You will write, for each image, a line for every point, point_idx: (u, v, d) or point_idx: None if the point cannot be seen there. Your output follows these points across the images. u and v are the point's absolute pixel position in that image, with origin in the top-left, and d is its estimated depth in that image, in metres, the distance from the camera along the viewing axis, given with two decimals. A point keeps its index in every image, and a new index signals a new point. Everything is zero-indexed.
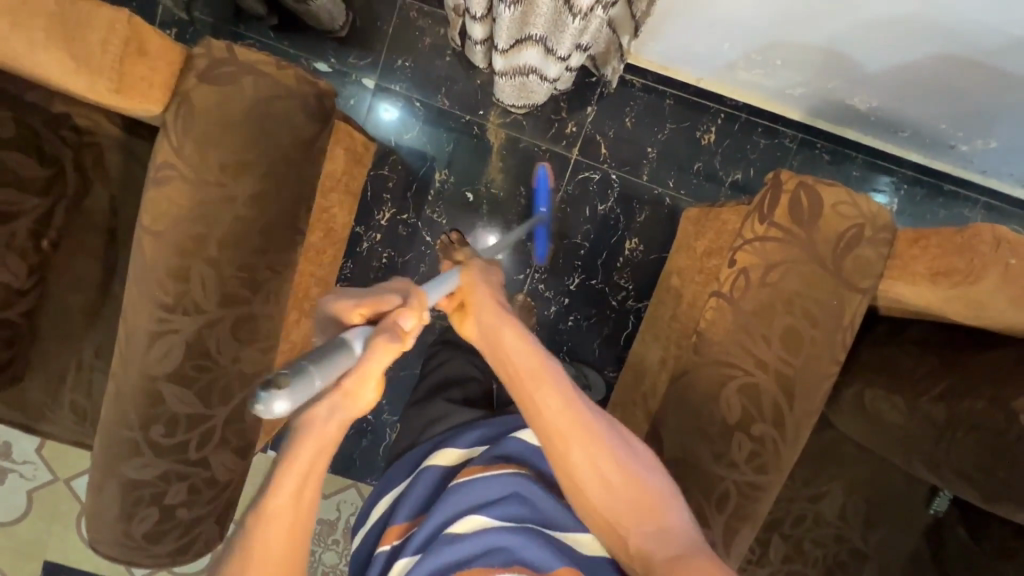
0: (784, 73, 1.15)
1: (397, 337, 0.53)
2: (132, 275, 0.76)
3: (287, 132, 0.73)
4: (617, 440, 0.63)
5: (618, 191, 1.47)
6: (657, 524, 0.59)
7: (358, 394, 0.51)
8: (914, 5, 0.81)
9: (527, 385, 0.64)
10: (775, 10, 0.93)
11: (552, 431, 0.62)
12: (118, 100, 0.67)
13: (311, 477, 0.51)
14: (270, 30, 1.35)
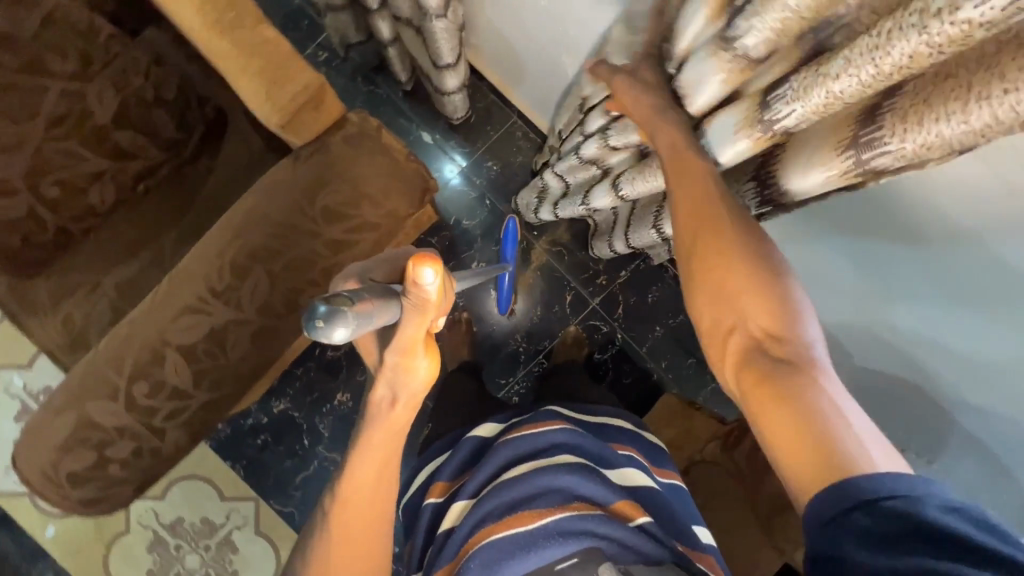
0: None
1: (419, 307, 0.47)
2: (200, 251, 0.86)
3: (385, 206, 0.86)
4: (748, 226, 0.54)
5: (616, 349, 1.60)
6: (760, 314, 0.51)
7: (410, 365, 0.51)
8: (905, 338, 0.97)
9: (709, 222, 0.54)
10: (798, 283, 1.11)
11: (721, 266, 0.53)
12: (277, 130, 0.78)
13: (388, 458, 0.58)
14: (401, 92, 1.56)
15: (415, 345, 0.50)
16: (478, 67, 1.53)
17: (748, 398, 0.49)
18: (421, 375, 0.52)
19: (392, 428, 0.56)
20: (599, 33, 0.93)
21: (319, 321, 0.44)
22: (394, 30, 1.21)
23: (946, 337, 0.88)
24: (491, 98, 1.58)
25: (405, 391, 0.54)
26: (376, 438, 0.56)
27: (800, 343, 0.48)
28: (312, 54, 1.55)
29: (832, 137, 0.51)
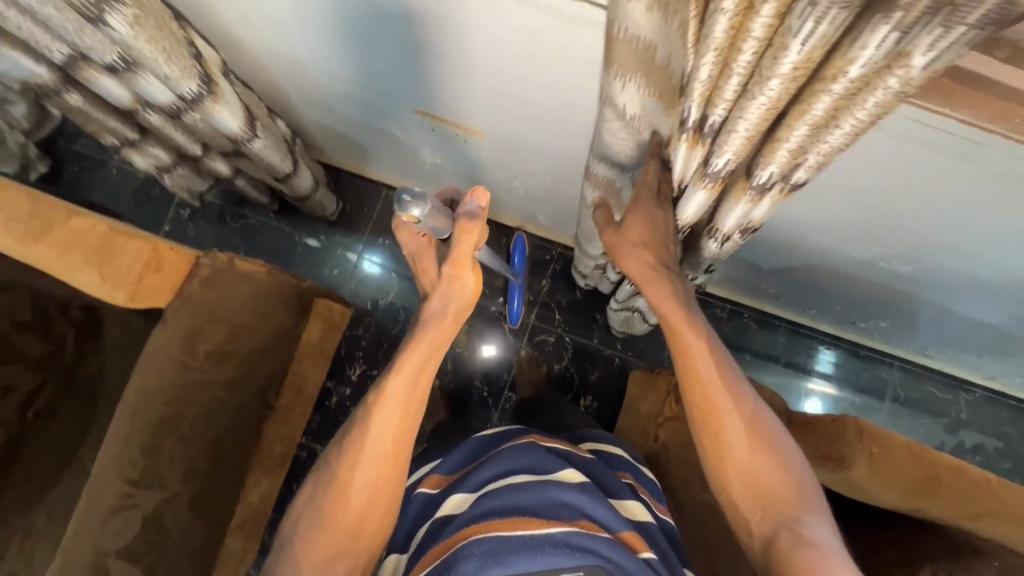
0: None
1: (477, 219, 0.71)
2: (104, 448, 0.82)
3: (268, 326, 0.89)
4: (760, 420, 0.66)
5: (572, 352, 1.61)
6: (782, 501, 0.63)
7: (462, 278, 0.75)
8: (783, 233, 1.02)
9: (713, 413, 0.66)
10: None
11: (726, 458, 0.65)
12: (128, 306, 0.79)
13: (421, 373, 0.71)
14: (272, 214, 1.59)
15: (463, 262, 0.74)
16: (330, 160, 1.57)
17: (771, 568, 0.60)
18: (468, 284, 0.75)
19: (436, 343, 0.73)
20: (399, 91, 0.98)
21: (407, 197, 0.69)
22: (231, 165, 1.25)
23: (807, 218, 0.94)
24: (356, 183, 1.62)
25: (456, 303, 0.76)
26: (427, 344, 0.72)
27: (820, 535, 0.60)
28: (173, 213, 1.57)
29: (778, 172, 0.57)
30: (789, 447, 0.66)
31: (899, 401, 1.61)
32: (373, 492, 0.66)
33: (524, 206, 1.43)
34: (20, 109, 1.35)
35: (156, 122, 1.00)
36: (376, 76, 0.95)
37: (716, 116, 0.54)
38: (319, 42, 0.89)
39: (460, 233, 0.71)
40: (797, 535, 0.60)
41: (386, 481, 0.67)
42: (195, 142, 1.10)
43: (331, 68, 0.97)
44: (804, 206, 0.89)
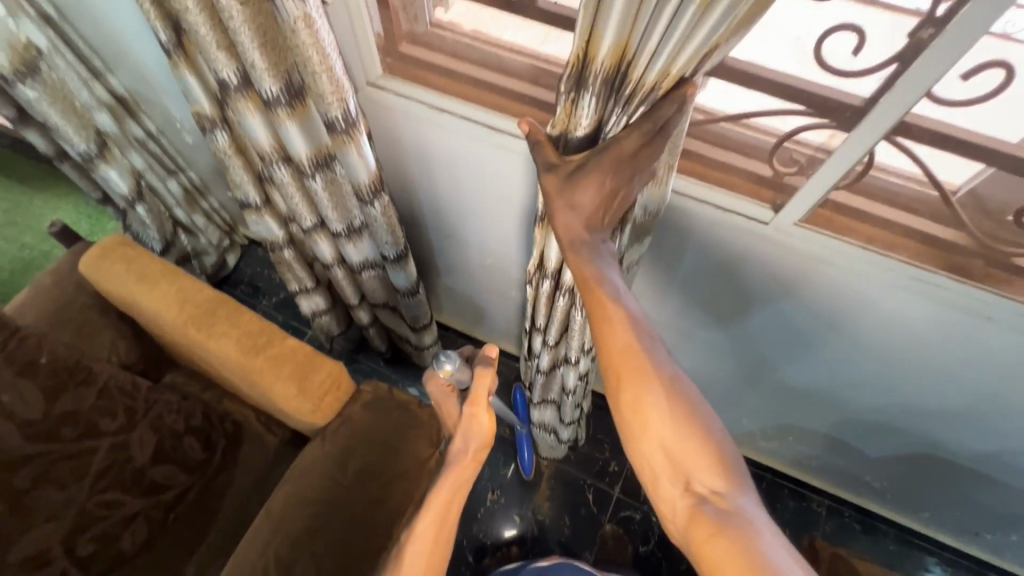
0: (797, 445, 1.34)
1: (489, 365, 0.87)
2: (240, 558, 0.85)
3: (409, 454, 0.96)
4: (674, 385, 0.62)
5: (659, 535, 1.52)
6: (698, 470, 0.59)
7: (478, 419, 0.86)
8: (892, 416, 1.05)
9: (626, 389, 0.62)
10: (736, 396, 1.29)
11: (639, 436, 0.62)
12: (309, 416, 0.91)
13: (445, 510, 0.82)
14: (382, 360, 1.76)
15: (479, 401, 0.86)
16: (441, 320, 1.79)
17: (690, 539, 0.58)
18: (483, 424, 0.85)
19: (457, 478, 0.84)
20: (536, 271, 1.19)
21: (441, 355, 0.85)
22: (372, 314, 1.46)
23: (916, 402, 0.97)
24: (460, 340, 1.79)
25: (473, 443, 0.85)
26: (449, 482, 0.83)
27: (737, 508, 0.57)
28: None
29: None
30: (706, 412, 0.62)
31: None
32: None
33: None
34: (212, 259, 1.70)
35: (339, 274, 1.24)
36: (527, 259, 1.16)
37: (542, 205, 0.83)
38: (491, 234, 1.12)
39: (475, 377, 0.86)
40: (722, 509, 0.56)
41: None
42: (357, 292, 1.33)
43: (484, 251, 1.21)
44: (905, 390, 0.96)
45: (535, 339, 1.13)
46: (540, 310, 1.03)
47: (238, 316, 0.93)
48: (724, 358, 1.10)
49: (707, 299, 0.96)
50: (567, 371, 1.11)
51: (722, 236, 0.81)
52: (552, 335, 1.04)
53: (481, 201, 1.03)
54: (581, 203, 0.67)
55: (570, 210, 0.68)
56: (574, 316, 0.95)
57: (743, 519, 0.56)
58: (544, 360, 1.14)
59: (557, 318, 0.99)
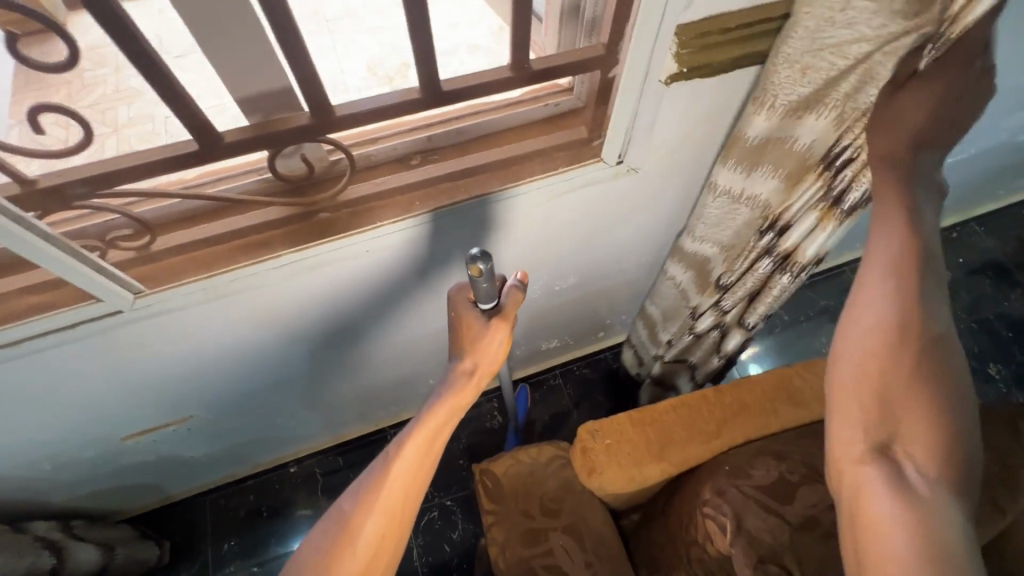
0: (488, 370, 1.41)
1: (518, 285, 0.72)
2: None
3: None
4: (935, 349, 0.54)
5: (461, 509, 1.53)
6: (906, 429, 0.51)
7: (486, 348, 0.70)
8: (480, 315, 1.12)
9: (891, 315, 0.55)
10: (403, 376, 1.31)
11: (870, 370, 0.55)
12: None
13: (433, 443, 0.69)
14: None
15: (501, 328, 0.70)
16: (136, 511, 1.49)
17: (853, 497, 0.51)
18: (494, 353, 0.71)
19: (453, 407, 0.70)
20: (97, 436, 1.01)
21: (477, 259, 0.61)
22: None
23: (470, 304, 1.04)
24: (175, 510, 1.53)
25: (484, 367, 0.71)
26: (447, 407, 0.69)
27: (931, 481, 0.48)
28: None
29: (845, 184, 0.70)
30: (957, 389, 0.53)
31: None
32: (380, 545, 0.65)
33: (321, 426, 1.45)
34: None
35: None
36: (628, 254, 1.09)
37: (853, 148, 0.67)
38: (639, 229, 1.01)
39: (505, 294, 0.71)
40: (910, 487, 0.48)
41: (392, 535, 0.66)
42: None
43: (24, 460, 1.00)
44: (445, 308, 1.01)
45: (705, 310, 1.00)
46: (735, 278, 0.91)
47: None
48: (335, 373, 1.12)
49: (202, 364, 0.88)
50: (732, 334, 1.04)
51: (138, 325, 0.70)
52: (732, 304, 0.95)
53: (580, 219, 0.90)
54: (904, 120, 0.58)
55: (919, 99, 0.58)
56: (776, 283, 0.88)
57: (907, 505, 0.47)
58: (702, 327, 1.03)
59: (754, 283, 0.89)
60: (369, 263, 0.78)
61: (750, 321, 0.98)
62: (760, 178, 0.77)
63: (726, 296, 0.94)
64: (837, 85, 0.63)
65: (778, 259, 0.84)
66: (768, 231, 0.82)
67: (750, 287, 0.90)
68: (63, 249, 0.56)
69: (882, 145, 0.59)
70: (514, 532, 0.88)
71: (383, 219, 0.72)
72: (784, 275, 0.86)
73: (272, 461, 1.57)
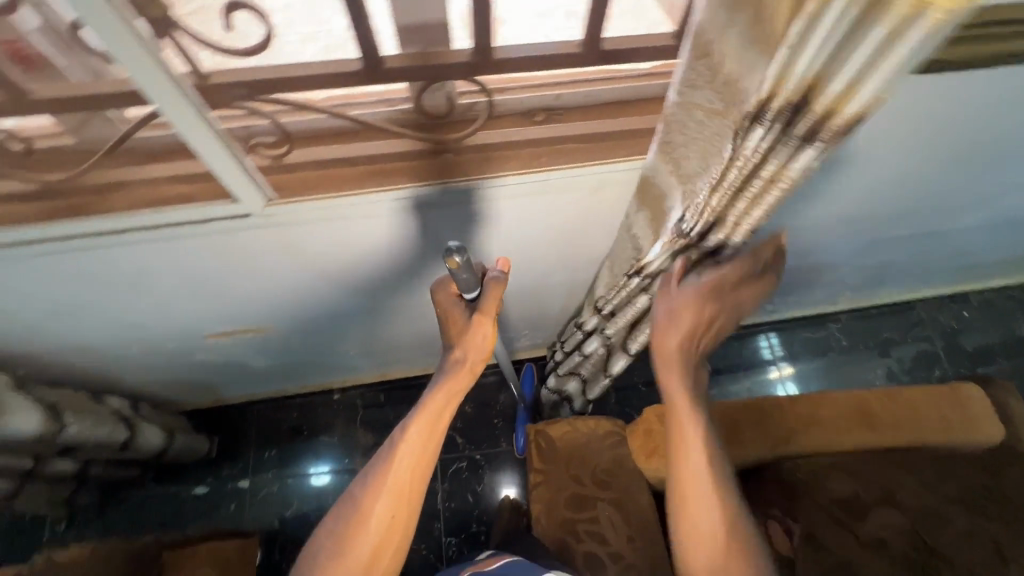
0: (532, 335, 1.40)
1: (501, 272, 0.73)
2: None
3: None
4: (724, 490, 0.66)
5: (488, 465, 1.58)
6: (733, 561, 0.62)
7: (479, 334, 0.73)
8: (527, 286, 1.09)
9: (693, 455, 0.67)
10: None
11: (686, 497, 0.66)
12: None
13: (432, 434, 0.71)
14: (151, 481, 1.56)
15: (484, 317, 0.72)
16: (190, 405, 1.60)
17: None
18: (488, 337, 0.74)
19: (451, 395, 0.73)
20: (185, 330, 1.08)
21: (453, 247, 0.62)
22: (75, 457, 1.25)
23: (527, 271, 1.03)
24: (225, 412, 1.64)
25: (474, 355, 0.75)
26: (443, 395, 0.72)
27: None
28: (48, 534, 1.49)
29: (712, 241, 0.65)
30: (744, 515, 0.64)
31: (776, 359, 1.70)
32: (391, 526, 0.66)
33: (370, 362, 1.50)
34: None
35: None
36: (562, 269, 1.05)
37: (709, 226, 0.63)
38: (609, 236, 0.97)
39: (488, 291, 0.72)
40: None
41: (401, 515, 0.67)
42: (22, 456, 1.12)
43: (119, 339, 1.07)
44: (512, 272, 1.01)
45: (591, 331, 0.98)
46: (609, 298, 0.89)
47: None
48: (384, 315, 1.16)
49: (282, 279, 0.91)
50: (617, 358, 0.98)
51: (243, 232, 0.73)
52: (612, 326, 0.91)
53: (529, 223, 0.84)
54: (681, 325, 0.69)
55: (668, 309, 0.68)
56: (636, 307, 0.83)
57: None
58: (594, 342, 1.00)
59: (624, 304, 0.85)
60: (429, 219, 0.76)
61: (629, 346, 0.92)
62: (643, 219, 0.79)
63: (609, 317, 0.91)
64: (752, 171, 0.53)
65: (641, 288, 0.80)
66: (633, 274, 0.79)
67: (618, 306, 0.87)
68: (221, 141, 0.58)
69: (664, 332, 0.69)
70: (561, 492, 0.90)
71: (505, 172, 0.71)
72: (645, 299, 0.81)
73: (318, 385, 1.64)
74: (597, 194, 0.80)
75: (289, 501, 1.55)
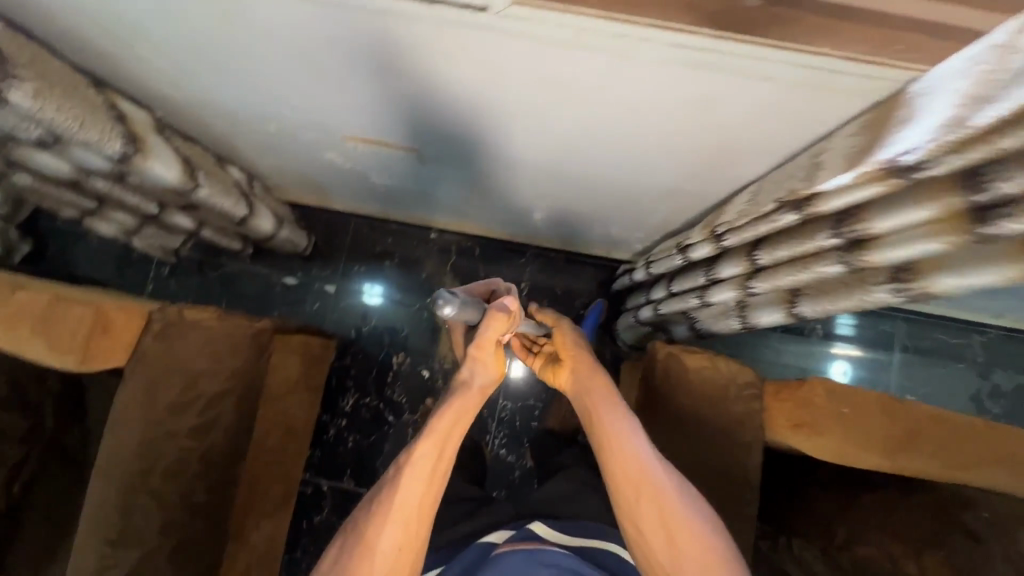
0: (636, 229, 1.28)
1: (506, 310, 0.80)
2: (89, 505, 0.84)
3: (223, 368, 0.88)
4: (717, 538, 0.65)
5: None
6: None
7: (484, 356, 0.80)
8: (666, 181, 0.95)
9: (662, 514, 0.66)
10: (588, 208, 1.20)
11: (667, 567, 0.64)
12: (81, 369, 0.80)
13: (443, 455, 0.71)
14: (247, 258, 1.61)
15: (489, 343, 0.80)
16: (295, 199, 1.58)
17: None
18: (490, 363, 0.81)
19: (462, 410, 0.75)
20: (325, 126, 0.99)
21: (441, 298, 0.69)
22: (192, 217, 1.26)
23: (674, 165, 0.87)
24: (325, 215, 1.62)
25: (481, 377, 0.80)
26: (451, 414, 0.74)
27: None
28: (154, 274, 1.59)
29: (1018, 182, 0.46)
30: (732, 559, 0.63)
31: (847, 337, 1.53)
32: (399, 555, 0.64)
33: (470, 210, 1.41)
34: None
35: (105, 188, 1.03)
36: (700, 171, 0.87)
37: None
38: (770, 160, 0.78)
39: (489, 322, 0.79)
40: None
41: (411, 542, 0.65)
42: (149, 202, 1.13)
43: (261, 115, 0.99)
44: (661, 157, 0.85)
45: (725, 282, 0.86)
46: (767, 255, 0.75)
47: None
48: (522, 168, 1.03)
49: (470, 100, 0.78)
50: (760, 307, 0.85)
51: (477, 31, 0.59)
52: (762, 281, 0.78)
53: (700, 98, 0.65)
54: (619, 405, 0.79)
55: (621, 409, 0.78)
56: (819, 266, 0.69)
57: None
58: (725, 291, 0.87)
59: (804, 265, 0.71)
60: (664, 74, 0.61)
61: (797, 306, 0.78)
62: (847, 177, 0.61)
63: (760, 272, 0.79)
64: None
65: (844, 255, 0.65)
66: (841, 238, 0.63)
67: (786, 259, 0.73)
68: None
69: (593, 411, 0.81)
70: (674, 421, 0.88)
71: (804, 44, 0.51)
72: (838, 263, 0.66)
73: (420, 219, 1.59)
74: (815, 95, 0.59)
75: (368, 317, 1.60)
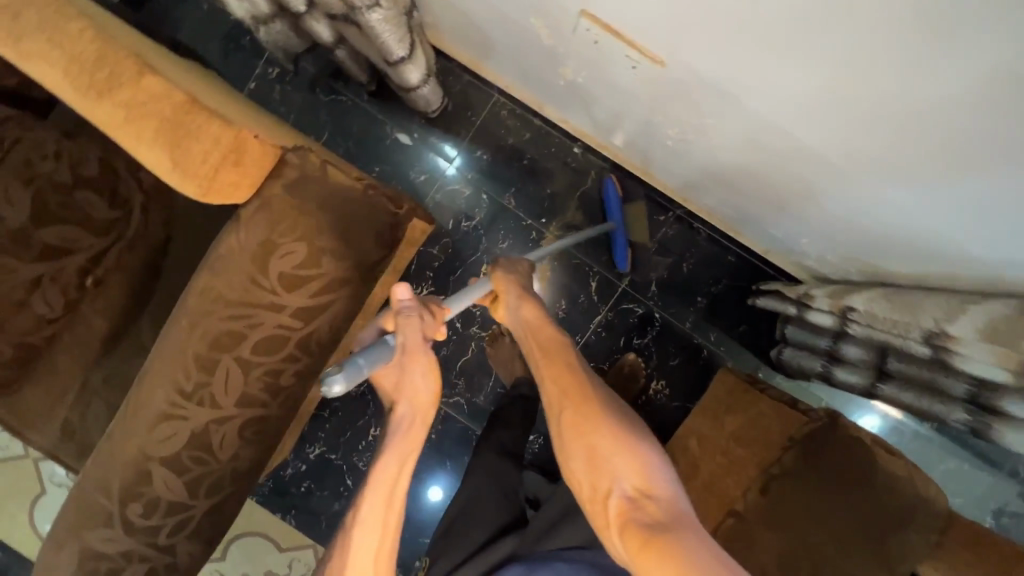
0: (825, 251, 1.04)
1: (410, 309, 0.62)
2: (165, 343, 0.73)
3: (350, 253, 0.72)
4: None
5: (658, 330, 1.39)
6: None
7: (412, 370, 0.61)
8: (946, 225, 0.70)
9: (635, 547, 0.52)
10: (798, 209, 0.95)
11: None
12: (199, 200, 0.65)
13: (391, 503, 0.59)
14: (365, 94, 1.38)
15: (416, 353, 0.62)
16: (440, 46, 1.32)
17: None
18: (424, 378, 0.62)
19: (406, 445, 0.60)
20: None
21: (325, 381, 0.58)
22: (335, 31, 1.01)
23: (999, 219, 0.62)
24: (466, 80, 1.37)
25: (421, 407, 0.62)
26: (392, 457, 0.60)
27: None
28: (261, 72, 1.38)
29: None
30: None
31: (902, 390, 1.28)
32: None
33: (639, 143, 1.14)
34: None
35: None
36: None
37: None
38: None
39: (401, 329, 0.62)
40: None
41: None
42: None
43: None
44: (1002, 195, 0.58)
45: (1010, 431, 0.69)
46: None
47: (61, 24, 0.58)
48: (766, 137, 0.77)
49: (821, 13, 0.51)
50: None
51: None
52: None
53: (977, 82, 0.48)
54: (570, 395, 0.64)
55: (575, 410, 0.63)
56: None
57: None
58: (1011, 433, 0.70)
59: None
60: None
61: None
62: None
63: None
64: None
65: None
66: None
67: None
68: None
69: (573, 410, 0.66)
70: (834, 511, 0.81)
71: None
72: None
73: (570, 126, 1.34)
74: None
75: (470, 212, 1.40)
